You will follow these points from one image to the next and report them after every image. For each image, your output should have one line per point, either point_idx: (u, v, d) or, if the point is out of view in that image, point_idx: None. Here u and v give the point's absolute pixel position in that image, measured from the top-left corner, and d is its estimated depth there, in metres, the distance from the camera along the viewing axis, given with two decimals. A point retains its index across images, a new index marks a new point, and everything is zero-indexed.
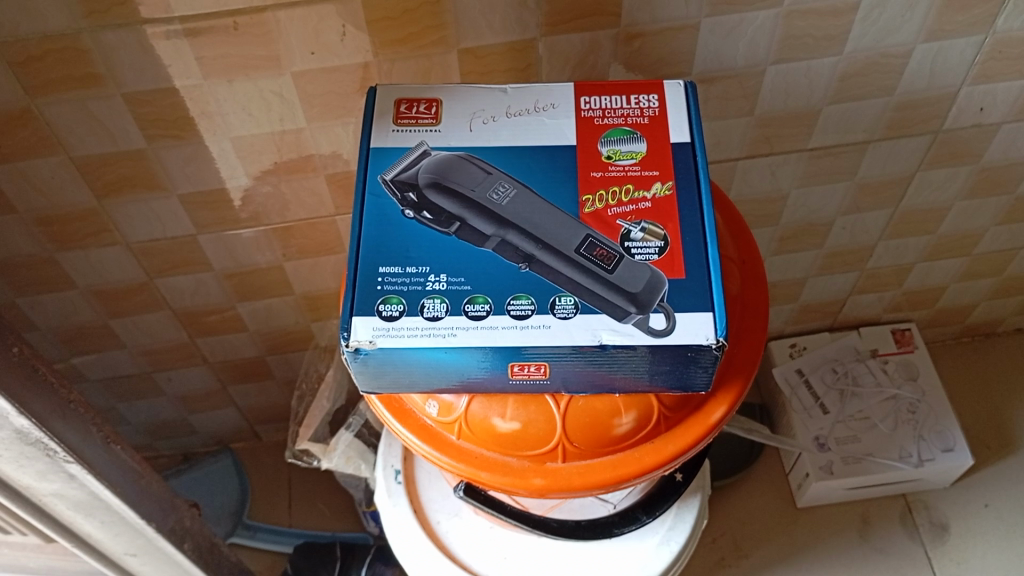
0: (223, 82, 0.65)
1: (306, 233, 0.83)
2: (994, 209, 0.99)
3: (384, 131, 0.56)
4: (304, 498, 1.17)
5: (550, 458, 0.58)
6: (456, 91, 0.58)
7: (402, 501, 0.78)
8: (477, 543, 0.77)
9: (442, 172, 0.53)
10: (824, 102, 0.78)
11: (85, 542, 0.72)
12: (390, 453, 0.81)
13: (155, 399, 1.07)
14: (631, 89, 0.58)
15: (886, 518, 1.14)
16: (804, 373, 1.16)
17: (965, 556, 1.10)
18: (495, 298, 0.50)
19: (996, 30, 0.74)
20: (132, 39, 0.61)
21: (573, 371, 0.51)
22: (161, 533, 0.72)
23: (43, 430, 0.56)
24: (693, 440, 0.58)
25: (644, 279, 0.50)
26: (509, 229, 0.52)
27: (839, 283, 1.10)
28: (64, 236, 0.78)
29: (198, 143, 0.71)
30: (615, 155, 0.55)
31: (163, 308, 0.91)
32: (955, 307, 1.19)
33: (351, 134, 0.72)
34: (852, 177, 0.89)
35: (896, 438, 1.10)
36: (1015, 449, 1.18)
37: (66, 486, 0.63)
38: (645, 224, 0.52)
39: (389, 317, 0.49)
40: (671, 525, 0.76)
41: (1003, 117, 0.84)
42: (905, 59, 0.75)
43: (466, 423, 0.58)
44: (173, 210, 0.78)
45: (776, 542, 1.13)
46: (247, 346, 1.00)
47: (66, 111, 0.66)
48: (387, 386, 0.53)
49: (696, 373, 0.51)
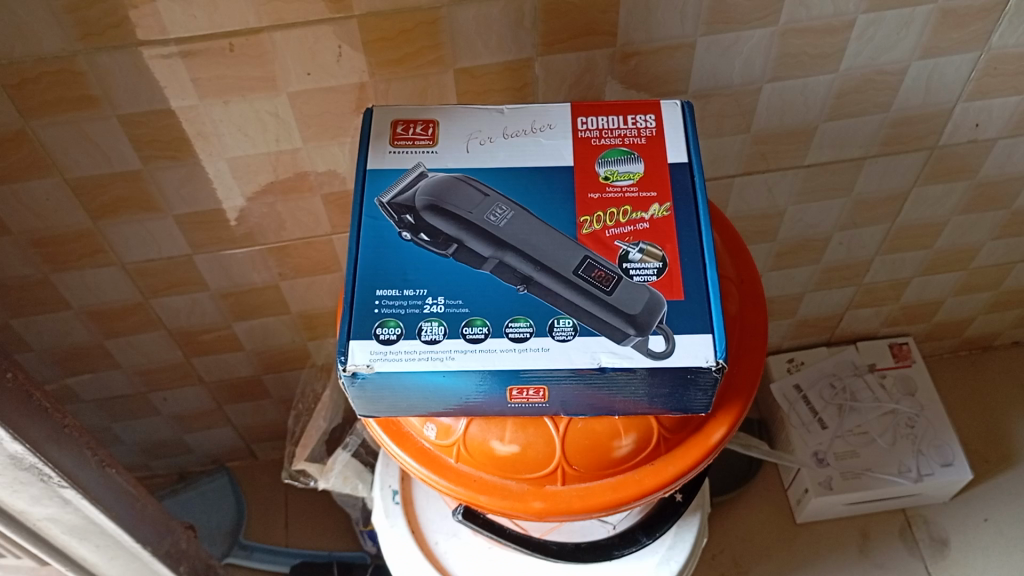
0: (219, 103, 0.65)
1: (303, 252, 0.83)
2: (990, 224, 0.99)
3: (381, 152, 0.56)
4: (302, 517, 1.17)
5: (549, 481, 0.57)
6: (453, 112, 0.58)
7: (400, 522, 0.77)
8: (474, 563, 0.76)
9: (440, 193, 0.53)
10: (820, 119, 0.78)
11: (79, 566, 0.71)
12: (387, 473, 0.80)
13: (151, 418, 1.06)
14: (628, 109, 0.58)
15: (887, 533, 1.14)
16: (802, 388, 1.15)
17: (966, 571, 1.10)
18: (493, 320, 0.50)
19: (992, 47, 0.74)
20: (127, 61, 0.61)
21: (572, 393, 0.50)
22: (156, 557, 0.71)
23: (37, 455, 0.55)
24: (693, 461, 0.58)
25: (642, 301, 0.50)
26: (507, 251, 0.52)
27: (837, 298, 1.10)
28: (59, 257, 0.78)
29: (194, 163, 0.70)
30: (613, 175, 0.55)
31: (159, 328, 0.90)
32: (953, 321, 1.19)
33: (348, 153, 0.72)
34: (849, 193, 0.89)
35: (895, 452, 1.10)
36: (1013, 463, 1.18)
37: (60, 510, 0.62)
38: (643, 244, 0.52)
39: (386, 340, 0.49)
40: (670, 544, 0.75)
41: (999, 133, 0.84)
42: (900, 76, 0.75)
43: (465, 446, 0.57)
44: (169, 230, 0.77)
45: (775, 558, 1.13)
46: (243, 365, 1.00)
47: (62, 133, 0.66)
48: (384, 409, 0.52)
49: (695, 395, 0.50)
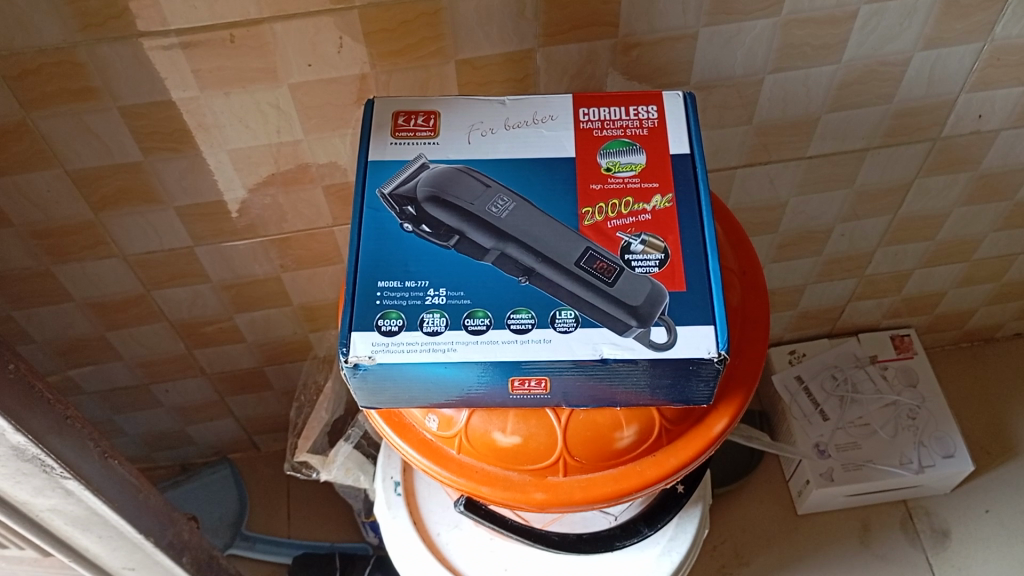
0: (220, 94, 0.65)
1: (305, 244, 0.83)
2: (992, 215, 0.99)
3: (382, 144, 0.56)
4: (304, 508, 1.17)
5: (551, 472, 0.58)
6: (454, 103, 0.58)
7: (402, 513, 0.77)
8: (476, 554, 0.76)
9: (441, 184, 0.53)
10: (822, 110, 0.78)
11: (82, 557, 0.72)
12: (389, 464, 0.80)
13: (153, 410, 1.06)
14: (630, 100, 0.58)
15: (888, 524, 1.14)
16: (804, 380, 1.15)
17: (966, 562, 1.10)
18: (495, 311, 0.50)
19: (995, 37, 0.74)
20: (127, 52, 0.61)
21: (574, 384, 0.50)
22: (159, 548, 0.72)
23: (40, 446, 0.56)
24: (694, 453, 0.58)
25: (644, 292, 0.50)
26: (509, 243, 0.52)
27: (838, 290, 1.10)
28: (61, 249, 0.78)
29: (195, 155, 0.70)
30: (615, 167, 0.55)
31: (161, 320, 0.90)
32: (954, 313, 1.19)
33: (349, 145, 0.72)
34: (851, 184, 0.89)
35: (897, 444, 1.10)
36: (1014, 455, 1.18)
37: (63, 501, 0.62)
38: (645, 236, 0.52)
39: (388, 332, 0.49)
40: (671, 535, 0.75)
41: (1002, 124, 0.84)
42: (903, 67, 0.75)
43: (467, 438, 0.57)
44: (170, 222, 0.77)
45: (776, 549, 1.13)
46: (245, 357, 1.00)
47: (62, 125, 0.66)
48: (386, 401, 0.52)
49: (696, 387, 0.50)
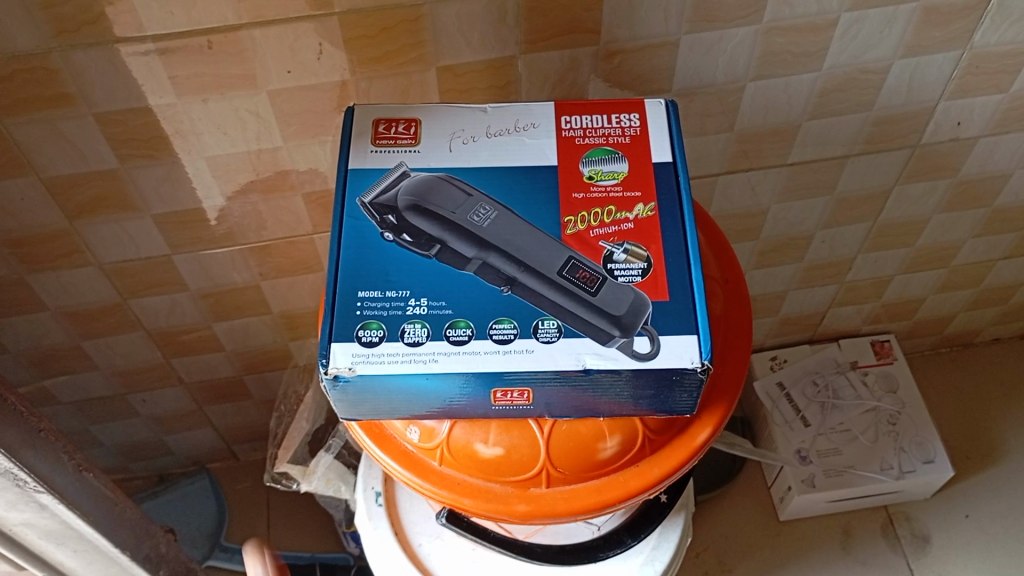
0: (198, 101, 0.64)
1: (285, 252, 0.82)
2: (971, 221, 1.00)
3: (362, 152, 0.55)
4: (285, 518, 1.16)
5: (533, 484, 0.57)
6: (435, 111, 0.57)
7: (383, 524, 0.76)
8: (457, 565, 0.75)
9: (422, 193, 0.53)
10: (803, 117, 0.78)
11: (56, 571, 0.70)
12: (370, 474, 0.79)
13: (130, 420, 1.04)
14: (612, 108, 0.57)
15: (869, 530, 1.14)
16: (785, 386, 1.16)
17: (946, 567, 1.11)
18: (477, 322, 0.49)
19: (974, 45, 0.74)
20: (103, 58, 0.60)
21: (557, 395, 0.50)
22: (135, 561, 0.70)
23: (12, 461, 0.54)
24: (678, 463, 0.58)
25: (627, 302, 0.49)
26: (491, 252, 0.51)
27: (819, 296, 1.10)
28: (35, 258, 0.77)
29: (173, 162, 0.69)
30: (597, 175, 0.54)
31: (138, 328, 0.89)
32: (934, 319, 1.20)
33: (330, 152, 0.71)
34: (832, 191, 0.90)
35: (878, 450, 1.11)
36: (992, 460, 1.19)
37: (37, 515, 0.61)
38: (628, 245, 0.52)
39: (368, 343, 0.48)
40: (655, 544, 0.75)
41: (981, 131, 0.85)
42: (883, 75, 0.75)
43: (448, 449, 0.57)
44: (147, 231, 0.76)
45: (758, 555, 1.13)
46: (224, 365, 0.98)
47: (37, 131, 0.64)
48: (366, 413, 0.51)
49: (679, 397, 0.50)
